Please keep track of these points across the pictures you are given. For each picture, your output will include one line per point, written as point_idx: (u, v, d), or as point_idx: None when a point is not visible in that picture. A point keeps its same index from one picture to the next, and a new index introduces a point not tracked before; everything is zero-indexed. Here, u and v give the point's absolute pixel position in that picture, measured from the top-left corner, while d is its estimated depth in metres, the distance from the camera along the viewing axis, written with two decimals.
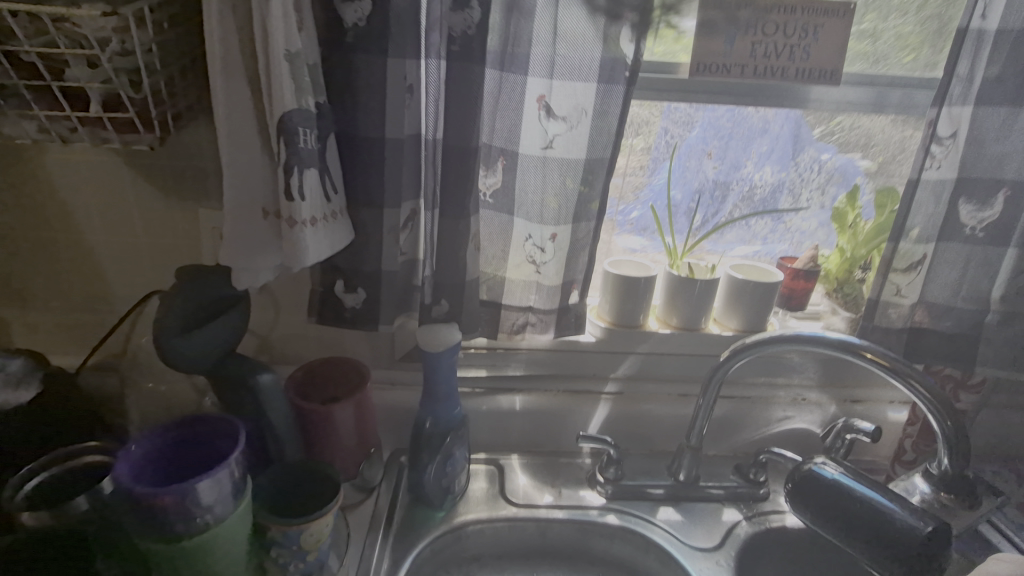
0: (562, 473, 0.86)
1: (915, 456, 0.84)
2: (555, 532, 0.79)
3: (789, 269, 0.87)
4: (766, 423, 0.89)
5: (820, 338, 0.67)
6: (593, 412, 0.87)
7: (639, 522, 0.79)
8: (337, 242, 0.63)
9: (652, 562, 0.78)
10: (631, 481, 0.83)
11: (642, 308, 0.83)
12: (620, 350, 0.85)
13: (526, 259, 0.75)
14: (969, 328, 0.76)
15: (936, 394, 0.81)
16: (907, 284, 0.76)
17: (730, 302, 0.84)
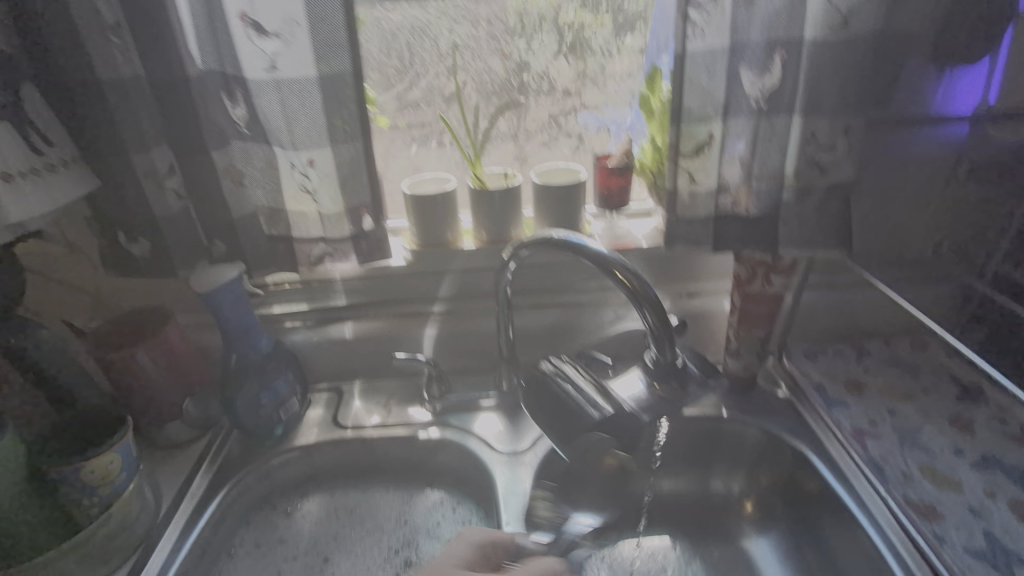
0: (398, 393, 0.91)
1: (741, 344, 0.82)
2: (384, 448, 0.84)
3: (603, 167, 0.84)
4: (599, 326, 0.88)
5: (582, 246, 0.58)
6: (422, 333, 0.89)
7: (458, 433, 0.83)
8: (68, 193, 0.66)
9: (469, 469, 0.82)
10: (460, 396, 0.87)
11: (448, 225, 0.83)
12: (433, 270, 0.86)
13: (299, 189, 0.73)
14: (768, 209, 0.71)
15: (749, 280, 0.77)
16: (697, 168, 0.71)
17: (539, 208, 0.82)
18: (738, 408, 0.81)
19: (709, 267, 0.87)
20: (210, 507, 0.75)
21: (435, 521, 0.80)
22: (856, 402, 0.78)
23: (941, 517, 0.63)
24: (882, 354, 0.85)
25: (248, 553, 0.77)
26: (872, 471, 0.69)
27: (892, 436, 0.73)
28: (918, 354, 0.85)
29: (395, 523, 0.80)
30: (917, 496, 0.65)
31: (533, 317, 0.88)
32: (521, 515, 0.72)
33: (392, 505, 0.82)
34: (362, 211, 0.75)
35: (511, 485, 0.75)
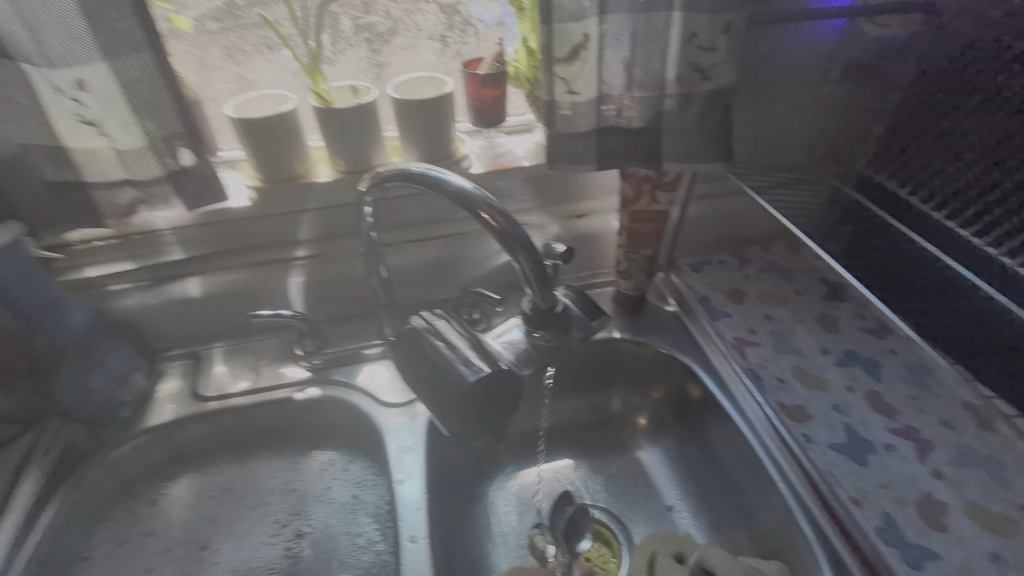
0: (267, 351, 0.80)
1: (629, 265, 0.79)
2: (256, 415, 0.75)
3: (473, 77, 0.72)
4: (486, 257, 0.82)
5: (443, 181, 0.51)
6: (286, 283, 0.77)
7: (341, 389, 0.75)
8: None
9: (357, 426, 0.75)
10: (340, 348, 0.78)
11: (293, 154, 0.70)
12: (286, 209, 0.74)
13: (75, 119, 0.58)
14: (649, 120, 0.65)
15: (634, 199, 0.73)
16: (574, 76, 0.63)
17: (401, 128, 0.70)
18: (629, 330, 0.81)
19: (596, 185, 0.81)
20: (44, 516, 0.63)
21: (326, 485, 0.73)
22: (737, 311, 0.80)
23: (808, 418, 0.67)
24: (762, 260, 0.88)
25: (109, 554, 0.66)
26: (751, 380, 0.71)
27: (768, 341, 0.76)
28: (792, 258, 0.88)
29: (281, 493, 0.72)
30: (789, 401, 0.69)
31: (413, 253, 0.79)
32: (417, 469, 0.67)
33: (275, 476, 0.74)
34: (175, 142, 0.60)
35: (405, 439, 0.70)
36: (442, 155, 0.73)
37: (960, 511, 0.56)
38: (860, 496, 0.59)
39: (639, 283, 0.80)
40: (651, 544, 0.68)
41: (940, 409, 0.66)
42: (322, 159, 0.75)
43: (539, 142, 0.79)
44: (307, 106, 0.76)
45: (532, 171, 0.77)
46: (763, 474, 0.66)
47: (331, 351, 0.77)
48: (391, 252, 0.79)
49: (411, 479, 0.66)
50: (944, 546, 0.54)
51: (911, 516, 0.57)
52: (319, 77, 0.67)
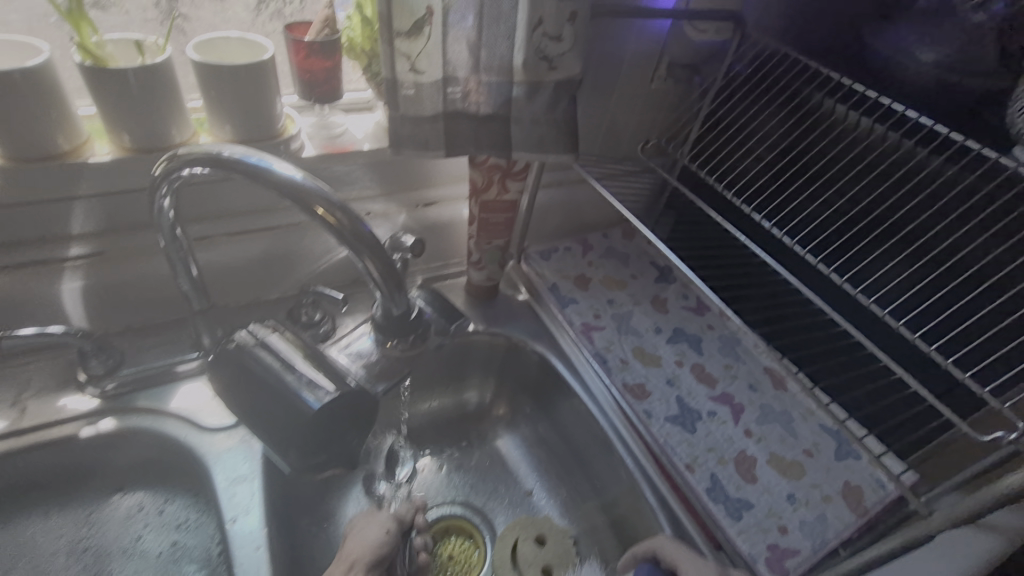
0: (35, 378, 0.62)
1: (482, 255, 0.77)
2: (20, 464, 0.58)
3: (298, 43, 0.62)
4: (325, 250, 0.73)
5: (266, 170, 0.42)
6: (54, 291, 0.60)
7: (148, 418, 0.62)
8: None
9: (172, 460, 0.62)
10: (141, 368, 0.64)
11: (49, 125, 0.53)
12: (50, 196, 0.57)
13: None
14: (498, 107, 0.63)
15: (485, 187, 0.70)
16: (418, 53, 0.57)
17: (210, 99, 0.59)
18: (484, 321, 0.80)
19: (443, 171, 0.77)
20: None
21: (134, 536, 0.61)
22: (583, 297, 0.83)
23: (648, 394, 0.72)
24: (602, 246, 0.91)
25: None
26: (598, 363, 0.75)
27: (612, 325, 0.80)
28: (628, 242, 0.93)
29: (69, 557, 0.59)
30: (632, 380, 0.73)
31: (233, 249, 0.67)
32: (254, 502, 0.58)
33: (61, 535, 0.60)
34: None
35: (236, 468, 0.60)
36: (267, 134, 0.62)
37: (765, 463, 0.66)
38: (692, 461, 0.65)
39: (492, 272, 0.79)
40: (513, 532, 0.69)
41: (748, 374, 0.76)
42: (98, 133, 0.60)
43: (380, 122, 0.71)
44: (69, 62, 0.60)
45: (374, 155, 0.69)
46: (611, 451, 0.69)
47: (130, 372, 0.63)
48: (205, 249, 0.66)
49: (247, 515, 0.56)
50: (756, 495, 0.63)
51: (731, 472, 0.65)
52: (86, 24, 0.52)
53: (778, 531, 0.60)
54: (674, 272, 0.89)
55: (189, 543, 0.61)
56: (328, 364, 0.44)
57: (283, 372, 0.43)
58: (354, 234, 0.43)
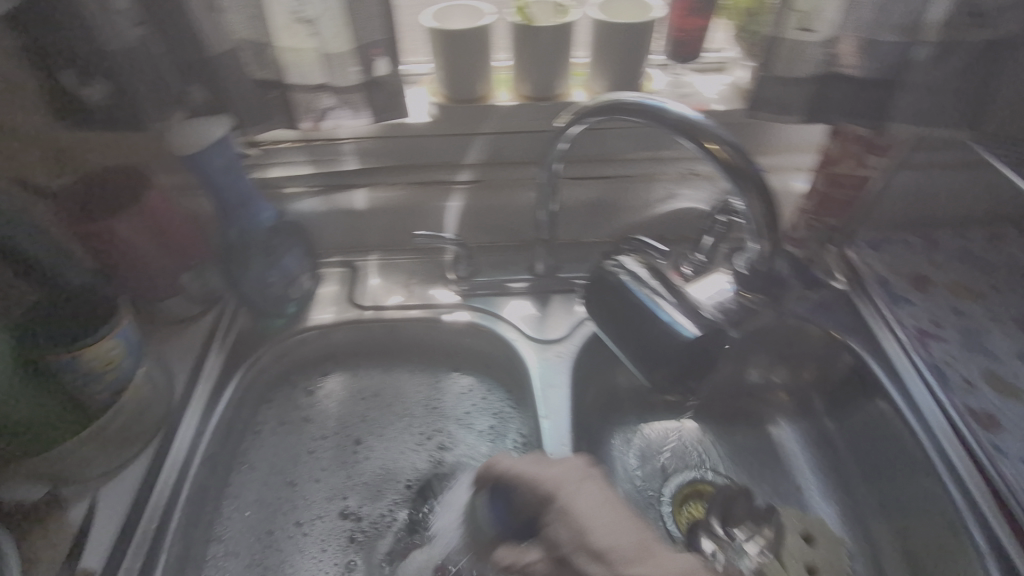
0: (416, 270, 0.81)
1: (808, 233, 0.72)
2: (406, 330, 0.78)
3: (680, 2, 0.65)
4: (646, 204, 0.78)
5: (660, 110, 0.49)
6: (444, 205, 0.77)
7: (486, 317, 0.76)
8: None
9: (501, 356, 0.76)
10: (490, 278, 0.79)
11: (480, 73, 0.65)
12: (462, 131, 0.71)
13: (291, 18, 0.58)
14: (891, 70, 0.57)
15: (837, 160, 0.65)
16: (812, 10, 0.55)
17: (595, 56, 0.65)
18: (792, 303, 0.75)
19: (790, 138, 0.72)
20: (228, 390, 0.70)
21: (466, 405, 0.76)
22: (919, 299, 0.73)
23: (999, 428, 0.61)
24: (953, 248, 0.78)
25: (275, 430, 0.73)
26: (931, 375, 0.66)
27: (957, 338, 0.69)
28: (992, 248, 0.77)
29: (424, 406, 0.76)
30: (977, 405, 0.63)
31: (573, 192, 0.77)
32: (561, 407, 0.68)
33: (419, 388, 0.77)
34: (374, 51, 0.60)
35: (547, 376, 0.71)
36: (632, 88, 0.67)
37: None
38: None
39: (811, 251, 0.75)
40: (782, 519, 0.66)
41: None
42: (502, 82, 0.71)
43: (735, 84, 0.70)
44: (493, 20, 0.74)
45: (725, 117, 0.69)
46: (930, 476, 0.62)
47: (481, 279, 0.79)
48: None
49: (556, 416, 0.67)
50: None
51: None
52: None
53: None
54: None
55: (504, 425, 0.74)
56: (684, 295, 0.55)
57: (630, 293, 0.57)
58: (742, 171, 0.47)
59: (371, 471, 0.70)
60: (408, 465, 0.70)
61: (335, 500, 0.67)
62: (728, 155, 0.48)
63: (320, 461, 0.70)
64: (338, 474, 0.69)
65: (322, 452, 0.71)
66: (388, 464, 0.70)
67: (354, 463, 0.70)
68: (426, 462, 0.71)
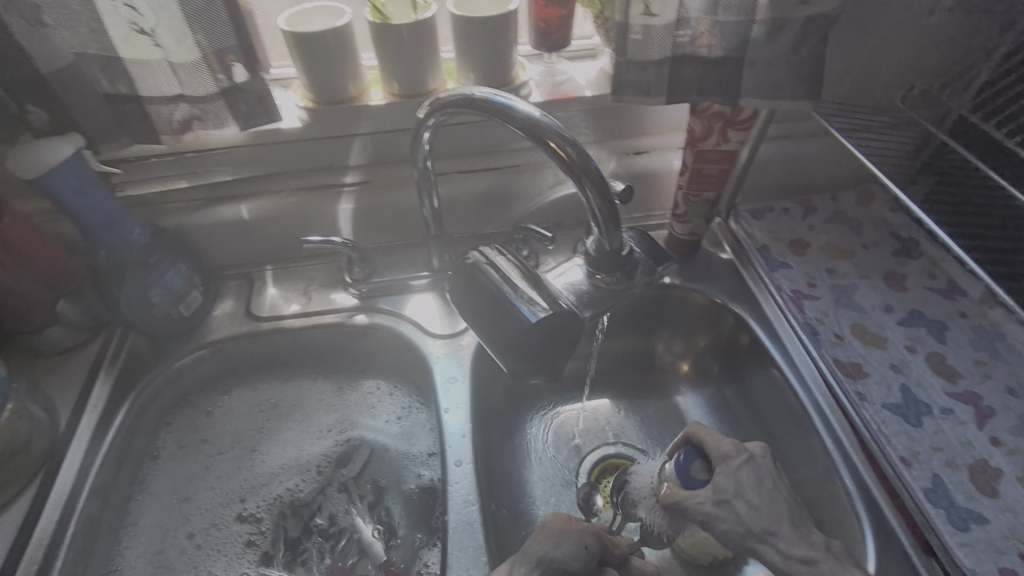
0: (316, 276, 0.81)
1: (688, 208, 0.75)
2: (306, 338, 0.77)
3: None
4: (537, 192, 0.79)
5: (509, 109, 0.47)
6: (335, 209, 0.77)
7: (388, 318, 0.76)
8: None
9: (404, 355, 0.76)
10: (389, 277, 0.78)
11: (345, 75, 0.66)
12: (337, 133, 0.71)
13: (132, 29, 0.56)
14: (733, 49, 0.59)
15: (703, 137, 0.68)
16: None
17: (460, 50, 0.66)
18: (681, 276, 0.78)
19: (659, 118, 0.76)
20: (117, 418, 0.67)
21: (372, 404, 0.76)
22: (797, 262, 0.76)
23: (865, 375, 0.65)
24: (828, 210, 0.82)
25: (174, 450, 0.71)
26: (807, 334, 0.69)
27: (829, 296, 0.73)
28: (862, 208, 0.83)
29: (329, 410, 0.76)
30: (845, 357, 0.66)
31: (463, 186, 0.77)
32: (463, 400, 0.68)
33: (324, 392, 0.77)
34: (228, 57, 0.59)
35: (450, 370, 0.71)
36: (502, 79, 0.68)
37: (1016, 480, 0.55)
38: (910, 455, 0.58)
39: (696, 227, 0.77)
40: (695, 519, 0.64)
41: (1008, 375, 0.64)
42: (375, 81, 0.72)
43: (603, 69, 0.74)
44: (363, 20, 0.74)
45: (594, 101, 0.72)
46: (808, 428, 0.65)
47: (379, 282, 0.77)
48: (441, 183, 0.77)
49: (457, 410, 0.67)
50: (994, 512, 0.54)
51: (963, 479, 0.56)
52: None
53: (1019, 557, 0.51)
54: (917, 248, 0.77)
55: (411, 418, 0.75)
56: (542, 285, 0.52)
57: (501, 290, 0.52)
58: (580, 162, 0.47)
59: (276, 482, 0.69)
60: (316, 470, 0.71)
61: (235, 517, 0.66)
62: (568, 150, 0.47)
63: (220, 479, 0.69)
64: (240, 490, 0.68)
65: (222, 469, 0.70)
66: (293, 472, 0.70)
67: (256, 474, 0.70)
68: (335, 463, 0.71)
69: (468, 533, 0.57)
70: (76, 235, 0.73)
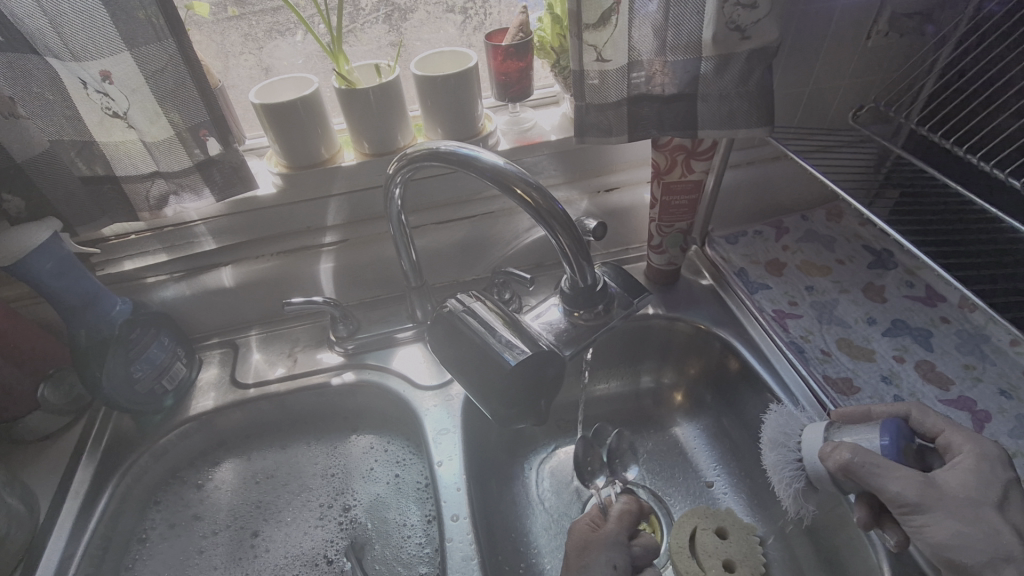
0: (301, 337, 0.80)
1: (662, 239, 0.76)
2: (292, 402, 0.75)
3: (496, 48, 0.69)
4: (514, 236, 0.80)
5: (474, 159, 0.49)
6: (315, 269, 0.77)
7: (375, 373, 0.75)
8: None
9: (393, 410, 0.75)
10: (372, 333, 0.78)
11: (317, 139, 0.68)
12: (313, 195, 0.73)
13: (106, 113, 0.58)
14: (686, 85, 0.61)
15: (668, 170, 0.70)
16: (604, 42, 0.59)
17: (427, 107, 0.68)
18: (664, 305, 0.79)
19: (625, 155, 0.79)
20: (100, 503, 0.64)
21: (367, 468, 0.74)
22: (776, 283, 0.77)
23: (857, 390, 0.64)
24: (800, 229, 0.84)
25: (164, 536, 0.68)
26: (794, 353, 0.69)
27: (811, 313, 0.73)
28: (833, 224, 0.84)
29: (322, 479, 0.73)
30: (836, 373, 0.66)
31: (440, 236, 0.78)
32: (455, 451, 0.67)
33: (316, 460, 0.75)
34: (202, 132, 0.60)
35: (441, 422, 0.70)
36: (468, 131, 0.70)
37: None
38: None
39: (672, 256, 0.78)
40: (691, 520, 0.66)
41: (999, 376, 0.63)
42: (346, 142, 0.74)
43: (566, 114, 0.77)
44: (331, 88, 0.78)
45: (561, 145, 0.75)
46: None
47: (364, 336, 0.77)
48: (418, 235, 0.78)
49: (450, 462, 0.66)
50: None
51: None
52: (342, 58, 0.65)
53: None
54: (892, 258, 0.79)
55: (407, 484, 0.72)
56: (521, 328, 0.53)
57: (485, 339, 0.51)
58: (545, 204, 0.48)
59: (270, 561, 0.66)
60: (313, 544, 0.68)
61: None
62: (534, 194, 0.48)
63: (213, 561, 0.66)
64: (234, 572, 0.66)
65: (214, 550, 0.67)
66: (289, 546, 0.67)
67: (254, 559, 0.67)
68: (334, 535, 0.68)
69: None
70: (56, 318, 0.73)
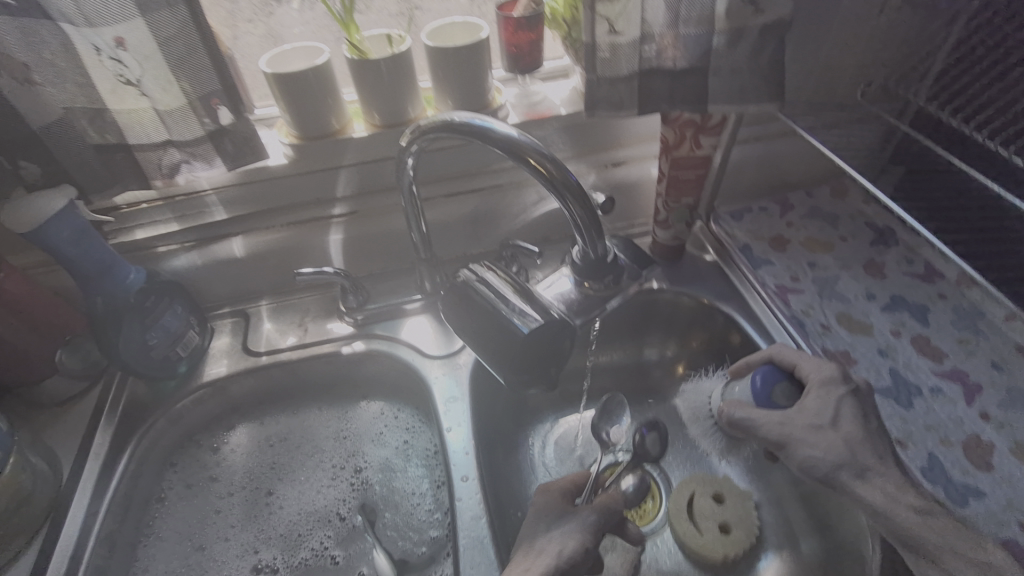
0: (311, 307, 0.82)
1: (668, 214, 0.77)
2: (303, 369, 0.77)
3: (508, 20, 0.69)
4: (522, 210, 0.81)
5: (488, 131, 0.49)
6: (325, 240, 0.78)
7: (385, 344, 0.77)
8: None
9: (403, 378, 0.77)
10: (381, 303, 0.79)
11: (329, 110, 0.68)
12: (322, 166, 0.73)
13: (119, 81, 0.58)
14: (697, 59, 0.62)
15: (677, 145, 0.70)
16: (617, 15, 0.59)
17: (438, 79, 0.68)
18: (668, 280, 0.80)
19: (634, 130, 0.79)
20: (120, 464, 0.66)
21: (378, 433, 0.76)
22: (779, 259, 0.78)
23: (854, 362, 0.66)
24: (805, 206, 0.85)
25: (181, 496, 0.70)
26: (794, 327, 0.71)
27: (813, 289, 0.75)
28: (838, 202, 0.85)
29: (334, 441, 0.76)
30: (834, 346, 0.68)
31: (449, 208, 0.79)
32: (463, 418, 0.69)
33: (327, 424, 0.77)
34: (213, 101, 0.60)
35: (450, 389, 0.72)
36: (479, 104, 0.71)
37: (1010, 453, 0.57)
38: (905, 437, 0.59)
39: (677, 231, 0.79)
40: (690, 485, 0.69)
41: (991, 351, 0.65)
42: (356, 114, 0.74)
43: (575, 88, 0.77)
44: (342, 59, 0.77)
45: (569, 119, 0.75)
46: None
47: (373, 307, 0.79)
48: (428, 208, 0.78)
49: (459, 429, 0.68)
50: (991, 485, 0.55)
51: (956, 456, 0.57)
52: (353, 29, 0.64)
53: (1019, 527, 0.52)
54: (894, 235, 0.80)
55: (416, 450, 0.74)
56: (533, 298, 0.54)
57: (498, 309, 0.53)
58: (559, 176, 0.48)
59: (285, 519, 0.69)
60: (326, 502, 0.70)
61: (249, 555, 0.66)
62: (547, 166, 0.48)
63: (229, 517, 0.69)
64: (250, 529, 0.68)
65: (230, 509, 0.70)
66: (300, 507, 0.70)
67: (271, 517, 0.69)
68: (344, 495, 0.71)
69: (479, 550, 0.57)
70: (71, 285, 0.74)
